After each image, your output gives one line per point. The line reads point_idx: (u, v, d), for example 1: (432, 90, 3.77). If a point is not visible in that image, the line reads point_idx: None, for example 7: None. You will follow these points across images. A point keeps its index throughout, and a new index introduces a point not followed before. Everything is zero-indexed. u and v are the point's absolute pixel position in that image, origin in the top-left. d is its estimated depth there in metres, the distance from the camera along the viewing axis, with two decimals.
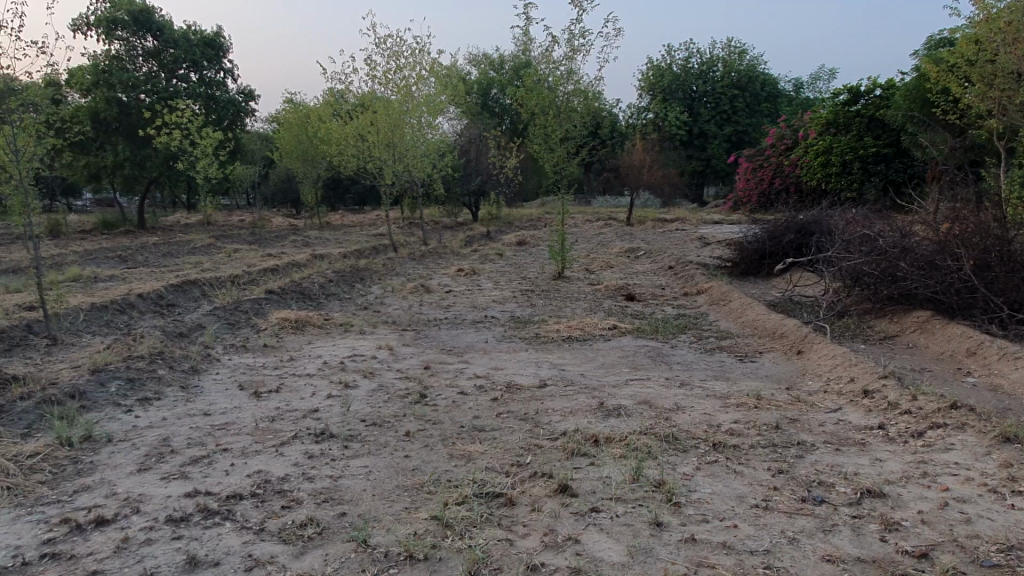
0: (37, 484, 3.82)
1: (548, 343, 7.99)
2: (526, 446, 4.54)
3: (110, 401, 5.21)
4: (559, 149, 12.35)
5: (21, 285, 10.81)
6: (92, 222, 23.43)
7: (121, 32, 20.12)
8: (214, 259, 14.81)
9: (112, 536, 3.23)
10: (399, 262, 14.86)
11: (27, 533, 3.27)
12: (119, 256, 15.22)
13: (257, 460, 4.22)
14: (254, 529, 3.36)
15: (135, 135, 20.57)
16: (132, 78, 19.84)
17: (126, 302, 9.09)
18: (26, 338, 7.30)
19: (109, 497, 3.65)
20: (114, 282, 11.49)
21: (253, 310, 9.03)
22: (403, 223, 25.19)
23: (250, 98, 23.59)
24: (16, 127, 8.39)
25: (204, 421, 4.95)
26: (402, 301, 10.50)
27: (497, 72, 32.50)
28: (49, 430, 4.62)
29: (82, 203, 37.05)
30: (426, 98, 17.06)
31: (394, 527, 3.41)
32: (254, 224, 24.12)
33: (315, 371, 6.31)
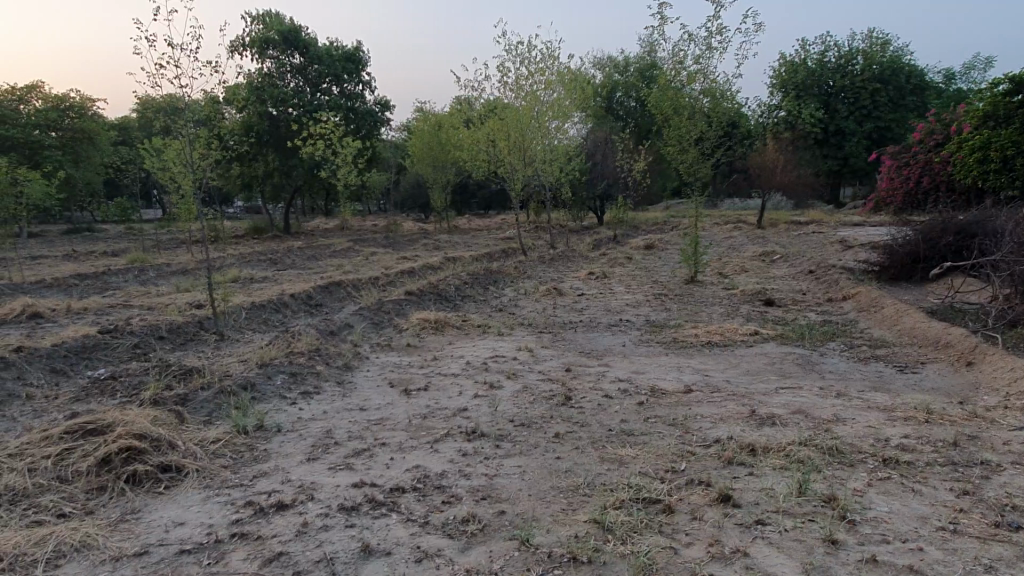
0: (221, 467, 4.14)
1: (688, 348, 7.80)
2: (679, 452, 4.43)
3: (277, 394, 5.58)
4: (694, 150, 11.98)
5: (190, 286, 11.80)
6: (245, 228, 25.32)
7: (272, 51, 21.57)
8: (355, 262, 15.60)
9: (293, 520, 3.43)
10: (529, 265, 15.04)
11: (218, 513, 3.53)
12: (271, 258, 16.34)
13: (415, 455, 4.36)
14: (419, 522, 3.46)
15: (284, 146, 22.04)
16: (280, 93, 21.24)
17: (281, 301, 9.72)
18: (199, 332, 7.96)
19: (286, 483, 3.89)
20: (268, 283, 12.31)
21: (395, 310, 9.41)
22: (530, 226, 25.51)
23: (386, 108, 24.54)
24: (188, 142, 9.13)
25: (362, 415, 5.19)
26: (535, 303, 10.58)
27: (622, 74, 32.16)
28: (226, 418, 5.00)
29: (233, 210, 40.21)
30: (554, 102, 17.04)
31: (554, 528, 3.42)
32: (387, 227, 25.19)
33: (460, 370, 6.46)
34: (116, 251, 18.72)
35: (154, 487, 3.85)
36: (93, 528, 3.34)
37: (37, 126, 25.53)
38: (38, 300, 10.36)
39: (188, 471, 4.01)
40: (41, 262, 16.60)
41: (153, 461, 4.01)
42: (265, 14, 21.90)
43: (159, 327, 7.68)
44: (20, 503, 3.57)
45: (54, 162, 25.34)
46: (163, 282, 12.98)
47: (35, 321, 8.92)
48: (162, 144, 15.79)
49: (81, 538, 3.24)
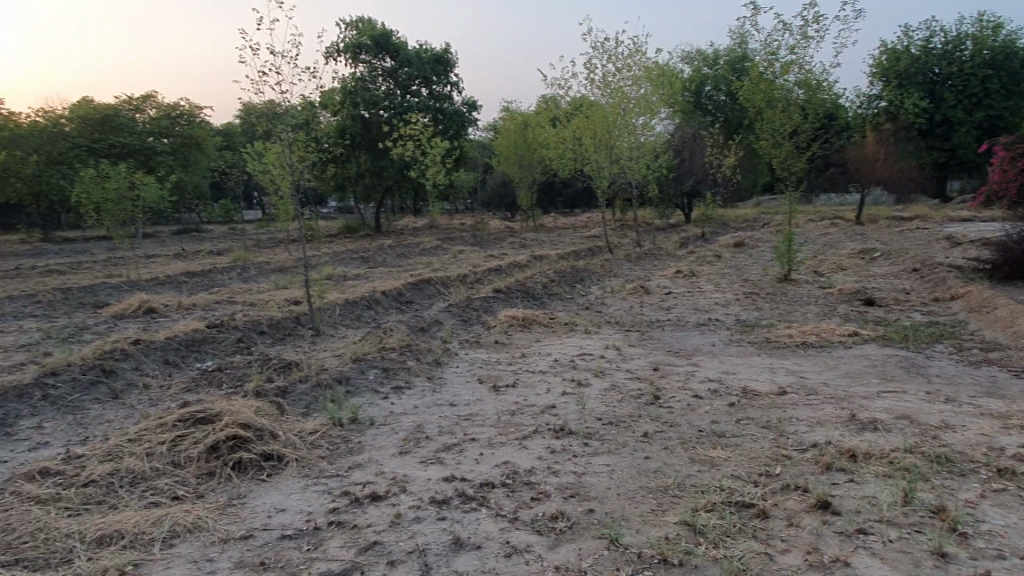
0: (318, 457, 4.31)
1: (781, 348, 7.55)
2: (773, 455, 4.30)
3: (370, 388, 5.76)
4: (788, 144, 11.55)
5: (288, 283, 12.34)
6: (338, 227, 26.22)
7: (364, 55, 22.47)
8: (443, 260, 15.88)
9: (386, 511, 3.54)
10: (615, 262, 14.91)
11: (316, 501, 3.68)
12: (363, 257, 16.87)
13: (504, 451, 4.41)
14: (509, 517, 3.50)
15: (375, 148, 22.70)
16: (372, 96, 21.89)
17: (373, 298, 10.01)
18: (297, 328, 8.31)
19: (379, 475, 4.02)
20: (361, 280, 12.71)
21: (483, 307, 9.52)
22: (615, 224, 25.29)
23: (474, 108, 24.83)
24: (288, 145, 9.57)
25: (452, 411, 5.29)
26: (622, 302, 10.49)
27: (711, 68, 31.43)
28: (323, 410, 5.20)
29: (328, 210, 41.79)
30: (641, 98, 16.80)
31: (644, 528, 3.38)
32: (474, 226, 25.53)
33: (548, 368, 6.47)
34: (222, 250, 19.78)
35: (258, 475, 4.05)
36: (203, 511, 3.55)
37: (152, 133, 27.27)
38: (153, 296, 11.06)
39: (289, 460, 4.20)
40: (154, 261, 17.74)
41: (257, 450, 4.21)
42: (358, 20, 22.71)
43: (260, 322, 8.06)
44: (139, 484, 3.82)
45: (166, 167, 27.04)
46: (263, 280, 13.60)
47: (151, 316, 9.54)
48: (262, 148, 16.52)
49: (193, 520, 3.44)
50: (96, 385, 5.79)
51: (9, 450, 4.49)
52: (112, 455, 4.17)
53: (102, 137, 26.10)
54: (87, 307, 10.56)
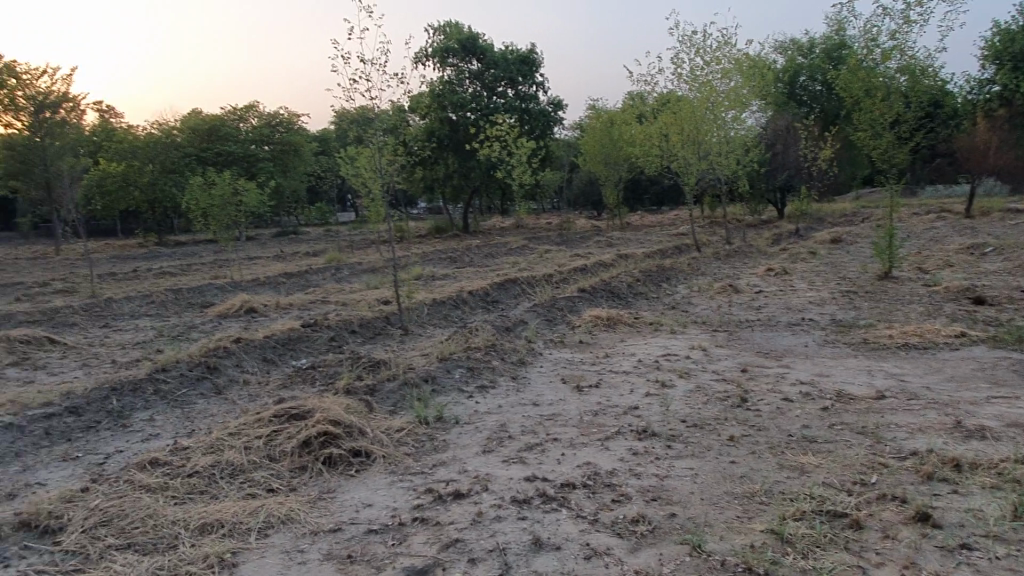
0: (404, 455, 4.43)
1: (881, 349, 7.19)
2: (869, 463, 4.10)
3: (456, 387, 5.87)
4: (889, 134, 10.95)
5: (379, 283, 12.71)
6: (426, 228, 26.80)
7: (452, 59, 22.90)
8: (529, 259, 15.96)
9: (469, 509, 3.60)
10: (704, 261, 14.58)
11: (402, 497, 3.79)
12: (450, 257, 17.17)
13: (586, 452, 4.40)
14: (589, 519, 3.49)
15: (462, 150, 23.06)
16: (459, 98, 22.27)
17: (459, 298, 10.18)
18: (387, 327, 8.55)
19: (463, 473, 4.09)
20: (448, 280, 12.94)
21: (568, 307, 9.51)
22: (704, 221, 24.70)
23: (559, 107, 24.81)
24: (379, 149, 9.90)
25: (535, 410, 5.32)
26: (710, 301, 10.24)
27: (806, 57, 30.21)
28: (410, 408, 5.34)
29: (418, 212, 42.75)
30: (731, 91, 16.34)
31: (728, 535, 3.30)
32: (560, 225, 25.52)
33: (632, 368, 6.40)
34: (317, 251, 20.60)
35: (347, 470, 4.20)
36: (296, 504, 3.71)
37: (253, 141, 28.66)
38: (254, 296, 11.63)
39: (376, 457, 4.34)
40: (255, 262, 18.66)
41: (346, 446, 4.37)
42: (446, 24, 23.15)
43: (352, 322, 8.34)
44: (237, 476, 4.03)
45: (266, 173, 28.38)
46: (356, 280, 14.07)
47: (252, 315, 10.05)
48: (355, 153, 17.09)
49: (287, 512, 3.60)
50: (202, 380, 6.15)
51: (124, 441, 4.83)
52: (214, 448, 4.42)
53: (209, 146, 27.65)
54: (195, 307, 11.22)
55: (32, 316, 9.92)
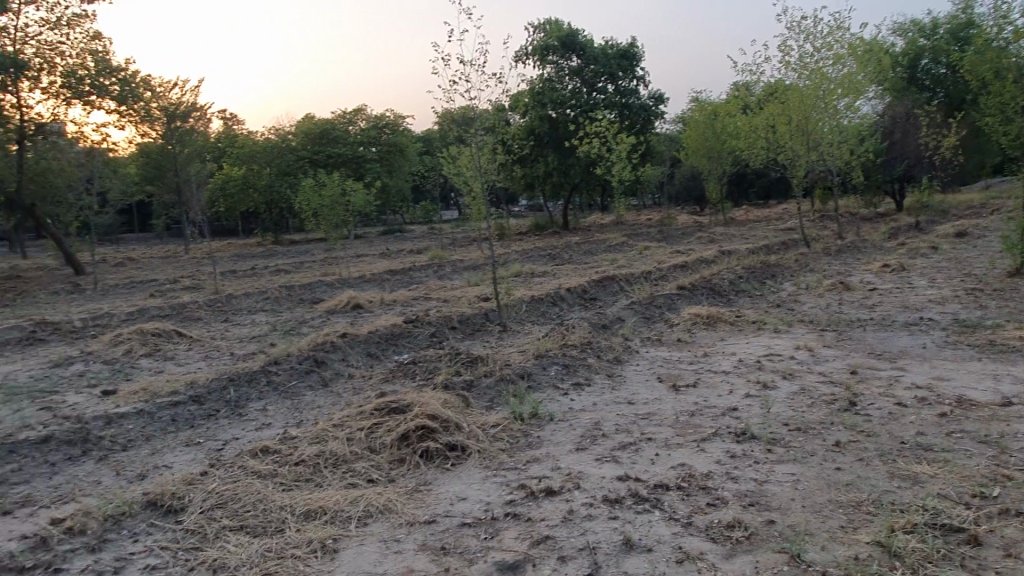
0: (499, 450, 4.50)
1: (1008, 351, 6.65)
2: (990, 475, 3.81)
3: (551, 383, 5.91)
4: (1022, 119, 10.05)
5: (479, 280, 12.93)
6: (527, 225, 26.99)
7: (552, 56, 22.98)
8: (628, 256, 15.79)
9: (560, 506, 3.62)
10: (813, 257, 13.95)
11: (495, 492, 3.86)
12: (550, 254, 17.23)
13: (681, 453, 4.32)
14: (683, 522, 3.43)
15: (562, 147, 23.07)
16: (559, 95, 22.34)
17: (557, 295, 10.21)
18: (486, 324, 8.69)
19: (555, 470, 4.11)
20: (546, 277, 13.00)
21: (667, 305, 9.34)
22: (815, 214, 23.61)
23: (661, 101, 24.34)
24: (479, 149, 10.10)
25: (630, 409, 5.27)
26: (818, 299, 9.80)
27: (929, 38, 28.25)
28: (506, 404, 5.42)
29: (519, 209, 43.11)
30: (845, 78, 15.52)
31: (831, 545, 3.17)
32: (661, 221, 25.07)
33: (732, 368, 6.23)
34: (421, 249, 21.17)
35: (443, 464, 4.32)
36: (393, 495, 3.84)
37: (362, 143, 29.77)
38: (361, 293, 12.11)
39: (472, 451, 4.43)
40: (362, 260, 19.39)
41: (443, 440, 4.48)
42: (546, 22, 23.24)
43: (452, 319, 8.53)
44: (340, 466, 4.22)
45: (373, 173, 29.41)
46: (457, 277, 14.37)
47: (358, 311, 10.47)
48: (456, 152, 17.43)
49: (385, 502, 3.75)
50: (311, 373, 6.47)
51: (240, 429, 5.16)
52: (319, 438, 4.64)
53: (321, 149, 28.94)
54: (307, 303, 11.79)
55: (163, 310, 10.74)
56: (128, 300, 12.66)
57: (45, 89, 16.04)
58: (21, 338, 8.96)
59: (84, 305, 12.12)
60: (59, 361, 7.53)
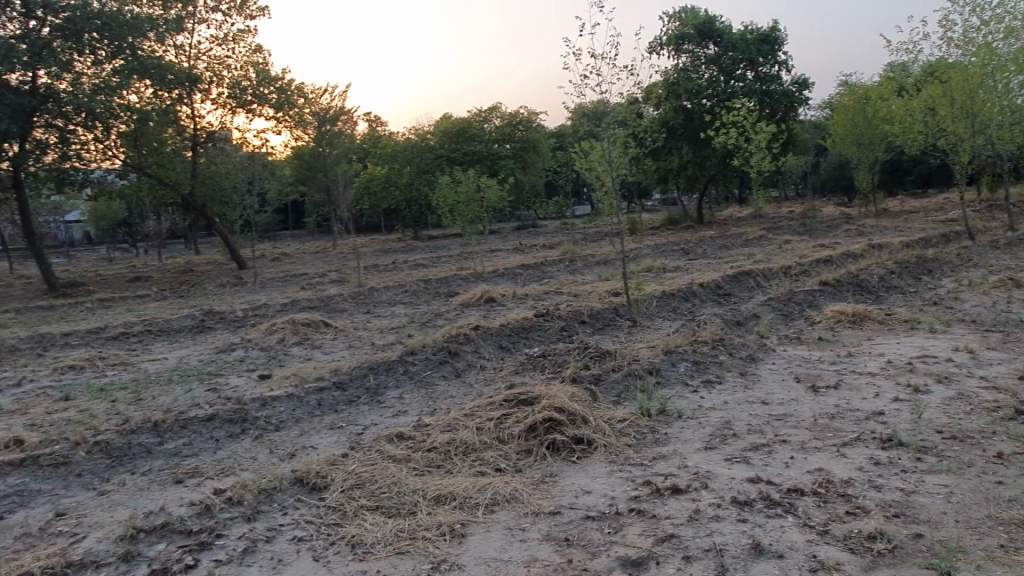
0: (625, 445, 4.48)
1: None
2: None
3: (680, 380, 5.80)
4: None
5: (610, 275, 12.86)
6: (660, 219, 26.49)
7: (688, 45, 22.37)
8: (767, 250, 15.13)
9: (686, 505, 3.56)
10: (978, 250, 12.74)
11: (620, 488, 3.85)
12: (683, 248, 16.83)
13: (818, 458, 4.11)
14: (818, 529, 3.27)
15: (697, 138, 22.43)
16: (695, 85, 21.74)
17: (690, 291, 9.96)
18: (615, 319, 8.65)
19: (682, 468, 4.03)
20: (679, 272, 12.71)
21: (808, 301, 8.88)
22: (982, 204, 21.52)
23: (805, 87, 23.06)
24: (610, 143, 10.05)
25: (764, 409, 5.07)
26: (983, 296, 8.95)
27: None
28: (633, 400, 5.38)
29: (653, 203, 42.35)
30: (1019, 52, 14.02)
31: (987, 566, 2.91)
32: (805, 214, 23.78)
33: (879, 369, 5.83)
34: (552, 244, 21.32)
35: (569, 457, 4.36)
36: (520, 485, 3.93)
37: (496, 140, 30.37)
38: (494, 287, 12.40)
39: (598, 445, 4.44)
40: (496, 255, 19.81)
41: (569, 433, 4.52)
42: (682, 10, 22.65)
43: (581, 313, 8.54)
44: (470, 454, 4.37)
45: (507, 170, 29.92)
46: (588, 271, 14.37)
47: (491, 305, 10.73)
48: (588, 147, 17.39)
49: (512, 491, 3.84)
50: (444, 363, 6.73)
51: (379, 415, 5.46)
52: (451, 426, 4.82)
53: (457, 147, 29.82)
54: (443, 296, 12.22)
55: (313, 301, 11.51)
56: (283, 292, 13.67)
57: (215, 100, 17.57)
58: (193, 325, 9.91)
59: (245, 296, 13.22)
60: (224, 347, 8.27)
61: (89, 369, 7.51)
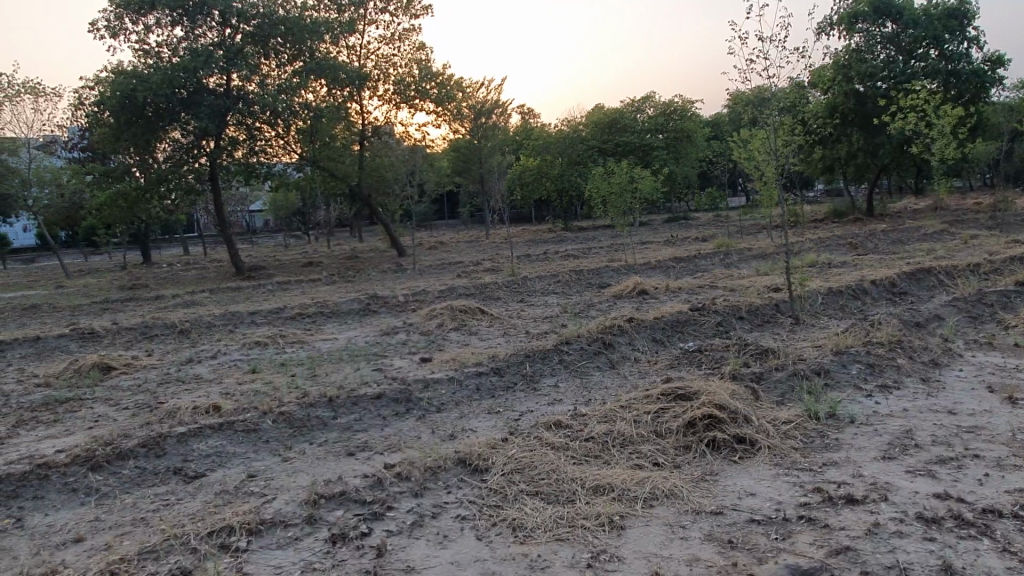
0: (791, 448, 4.27)
1: None
2: None
3: (853, 383, 5.43)
4: None
5: (770, 270, 12.28)
6: (824, 211, 24.88)
7: (862, 24, 20.74)
8: (950, 246, 13.80)
9: (863, 518, 3.32)
10: None
11: (787, 492, 3.67)
12: (851, 242, 15.72)
13: (1019, 477, 3.70)
14: (1020, 556, 2.95)
15: (870, 124, 20.81)
16: (869, 67, 20.18)
17: (860, 288, 9.29)
18: (776, 315, 8.24)
19: (857, 478, 3.78)
20: (848, 268, 11.88)
21: (1000, 303, 8.00)
22: None
23: (1000, 65, 20.71)
24: (775, 131, 9.54)
25: (951, 420, 4.64)
26: None
27: None
28: (799, 401, 5.11)
29: (816, 194, 39.81)
30: None
31: None
32: (996, 205, 21.41)
33: None
34: (705, 236, 20.65)
35: (730, 456, 4.22)
36: (680, 481, 3.85)
37: (649, 130, 29.76)
38: (646, 279, 12.20)
39: (761, 446, 4.26)
40: (647, 247, 19.48)
41: (730, 432, 4.37)
42: None
43: (739, 308, 8.21)
44: (627, 446, 4.34)
45: (660, 160, 29.28)
46: (745, 266, 13.77)
47: (643, 297, 10.58)
48: (747, 135, 16.64)
49: (670, 487, 3.77)
50: (598, 355, 6.72)
51: (535, 402, 5.55)
52: (608, 417, 4.80)
53: (609, 138, 29.58)
54: (594, 287, 12.20)
55: (469, 289, 11.88)
56: (440, 279, 14.23)
57: (381, 96, 18.56)
58: (360, 308, 10.56)
59: (406, 282, 13.90)
60: (388, 330, 8.74)
61: (272, 345, 8.21)
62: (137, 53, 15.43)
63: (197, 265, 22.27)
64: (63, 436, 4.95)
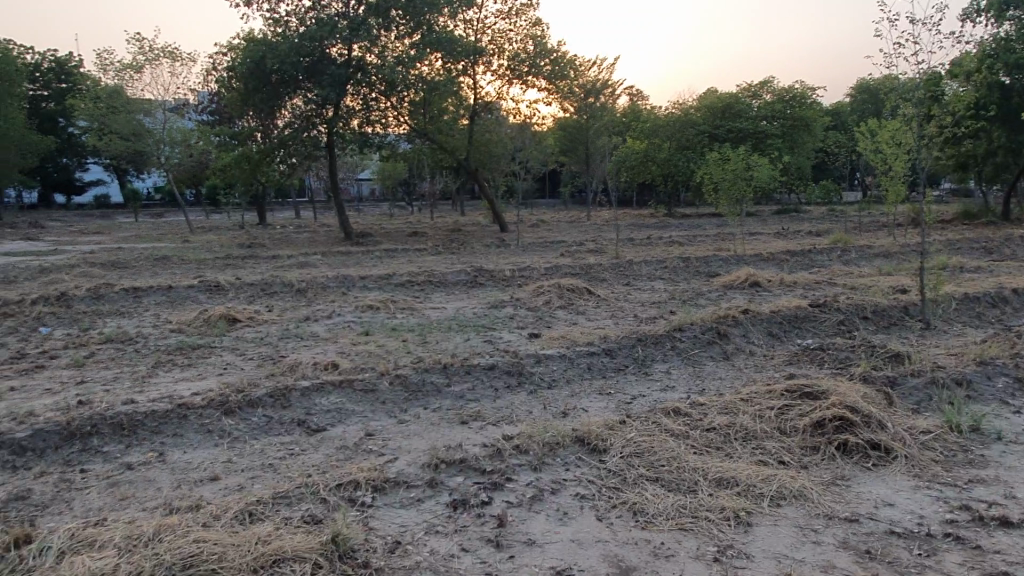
0: (931, 460, 3.98)
1: None
2: None
3: (998, 397, 5.02)
4: None
5: (894, 270, 11.53)
6: (953, 212, 23.17)
7: (1014, 11, 19.02)
8: None
9: (1021, 543, 3.06)
10: None
11: (929, 507, 3.42)
12: (985, 247, 14.55)
13: None
14: None
15: (1015, 120, 19.11)
16: (1019, 58, 18.51)
17: (999, 296, 8.57)
18: (905, 318, 7.72)
19: (1011, 499, 3.48)
20: (983, 274, 10.99)
21: None
22: None
23: None
24: (916, 121, 8.88)
25: None
26: None
27: None
28: (937, 411, 4.76)
29: (943, 193, 37.12)
30: None
31: None
32: None
33: None
34: (820, 231, 19.64)
35: (863, 462, 3.97)
36: (809, 483, 3.66)
37: (764, 117, 28.53)
38: (758, 271, 11.71)
39: (898, 455, 3.99)
40: (756, 238, 18.75)
41: (864, 436, 4.12)
42: None
43: (864, 308, 7.76)
44: (750, 441, 4.17)
45: (774, 148, 28.01)
46: (865, 264, 12.98)
47: (756, 289, 10.18)
48: (876, 125, 15.65)
49: (800, 487, 3.59)
50: (712, 344, 6.50)
51: (647, 387, 5.43)
52: (729, 409, 4.64)
53: (722, 123, 28.53)
54: (703, 276, 11.83)
55: (574, 269, 11.77)
56: (543, 257, 14.18)
57: (495, 71, 18.59)
58: (467, 281, 10.65)
59: (509, 258, 13.94)
60: (496, 303, 8.79)
61: (384, 309, 8.41)
62: (268, 22, 16.07)
63: (309, 228, 23.16)
64: (198, 380, 5.24)
